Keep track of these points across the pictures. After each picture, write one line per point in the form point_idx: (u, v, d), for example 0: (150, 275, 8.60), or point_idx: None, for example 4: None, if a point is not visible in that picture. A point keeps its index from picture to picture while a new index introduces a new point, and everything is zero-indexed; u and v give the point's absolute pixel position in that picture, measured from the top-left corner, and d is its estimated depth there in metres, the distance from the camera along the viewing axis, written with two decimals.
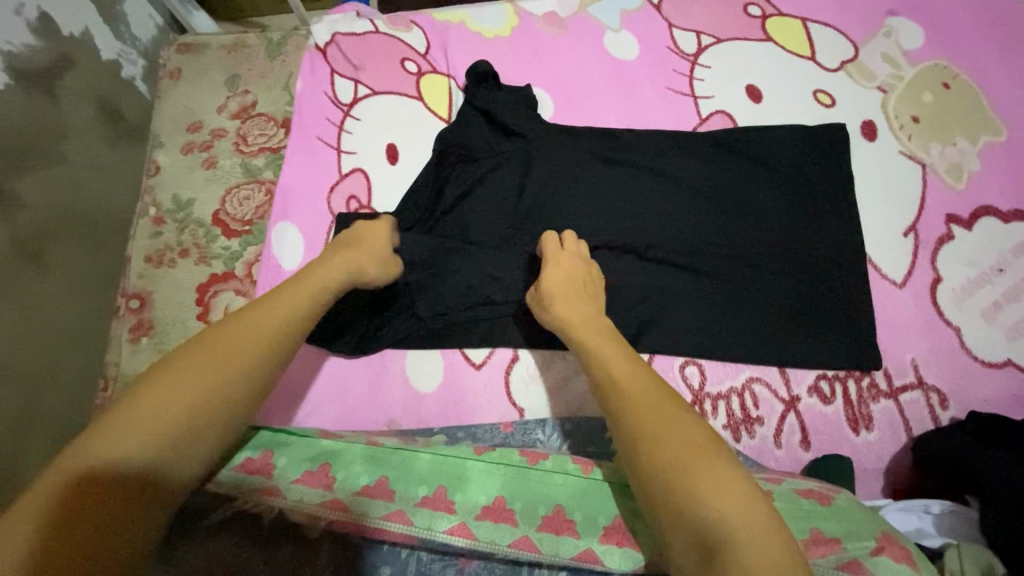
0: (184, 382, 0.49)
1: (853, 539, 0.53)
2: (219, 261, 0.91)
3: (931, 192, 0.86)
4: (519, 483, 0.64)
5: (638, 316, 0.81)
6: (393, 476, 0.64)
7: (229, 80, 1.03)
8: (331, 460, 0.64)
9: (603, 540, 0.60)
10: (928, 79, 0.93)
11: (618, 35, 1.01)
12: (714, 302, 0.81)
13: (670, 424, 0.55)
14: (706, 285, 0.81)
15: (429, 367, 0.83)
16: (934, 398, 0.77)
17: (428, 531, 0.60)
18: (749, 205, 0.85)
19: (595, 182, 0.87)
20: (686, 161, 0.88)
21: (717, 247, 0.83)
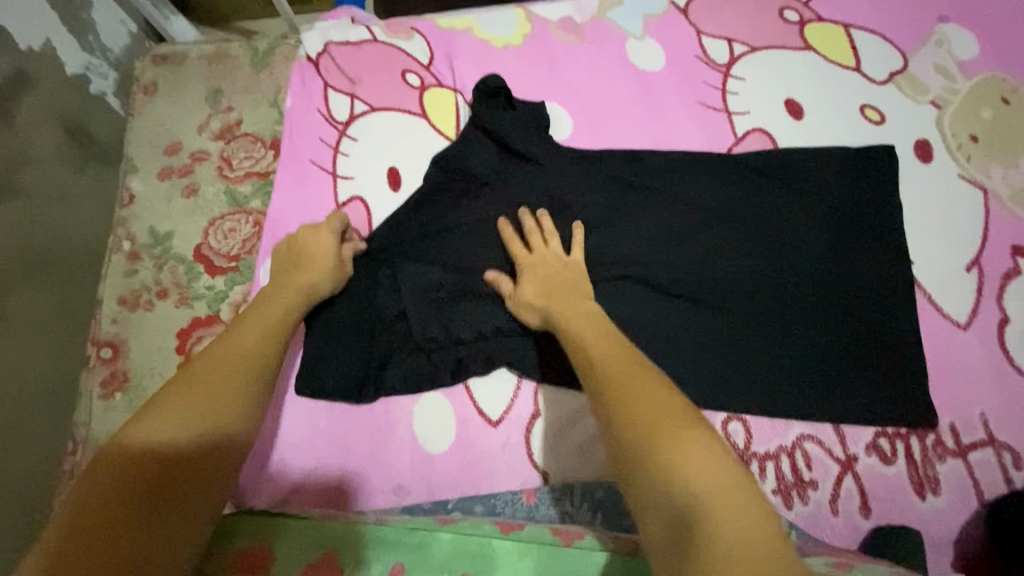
0: (187, 401, 0.49)
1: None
2: (202, 302, 0.81)
3: (994, 221, 0.78)
4: (555, 565, 0.55)
5: (670, 364, 0.73)
6: (409, 563, 0.55)
7: (211, 95, 0.93)
8: (338, 546, 0.56)
9: None
10: (985, 93, 0.84)
11: (641, 44, 0.92)
12: (754, 348, 0.73)
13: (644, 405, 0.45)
14: (743, 329, 0.74)
15: (439, 424, 0.74)
16: (1006, 456, 0.69)
17: None
18: (792, 239, 0.76)
19: (617, 212, 0.78)
20: (720, 186, 0.79)
21: (755, 284, 0.75)
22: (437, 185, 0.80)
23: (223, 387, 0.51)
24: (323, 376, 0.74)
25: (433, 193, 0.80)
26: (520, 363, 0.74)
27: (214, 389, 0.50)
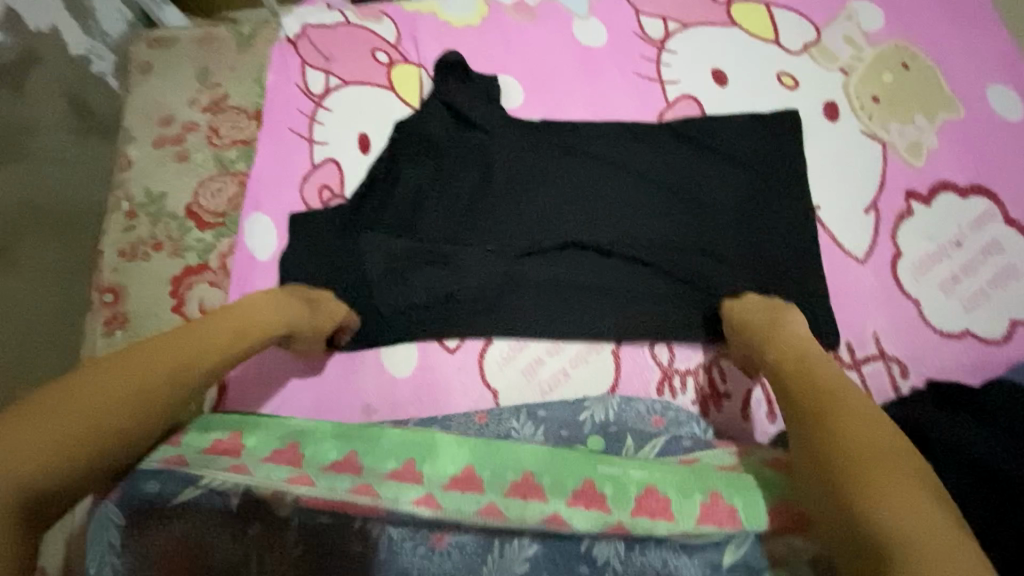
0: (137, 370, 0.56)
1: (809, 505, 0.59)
2: (193, 253, 0.91)
3: (891, 169, 0.88)
4: (488, 450, 0.63)
5: (604, 303, 0.84)
6: (362, 450, 0.64)
7: (200, 73, 1.03)
8: (302, 439, 0.65)
9: (570, 502, 0.60)
10: (888, 60, 0.95)
11: (586, 23, 1.02)
12: (673, 289, 0.83)
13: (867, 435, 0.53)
14: (663, 275, 0.84)
15: (404, 351, 0.85)
16: (894, 367, 0.79)
17: (396, 501, 0.59)
18: (708, 195, 0.87)
19: (555, 176, 0.89)
20: (646, 151, 0.90)
21: (675, 233, 0.86)
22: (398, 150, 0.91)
23: (173, 363, 0.58)
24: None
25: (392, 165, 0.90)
26: (473, 307, 0.84)
27: (167, 359, 0.58)
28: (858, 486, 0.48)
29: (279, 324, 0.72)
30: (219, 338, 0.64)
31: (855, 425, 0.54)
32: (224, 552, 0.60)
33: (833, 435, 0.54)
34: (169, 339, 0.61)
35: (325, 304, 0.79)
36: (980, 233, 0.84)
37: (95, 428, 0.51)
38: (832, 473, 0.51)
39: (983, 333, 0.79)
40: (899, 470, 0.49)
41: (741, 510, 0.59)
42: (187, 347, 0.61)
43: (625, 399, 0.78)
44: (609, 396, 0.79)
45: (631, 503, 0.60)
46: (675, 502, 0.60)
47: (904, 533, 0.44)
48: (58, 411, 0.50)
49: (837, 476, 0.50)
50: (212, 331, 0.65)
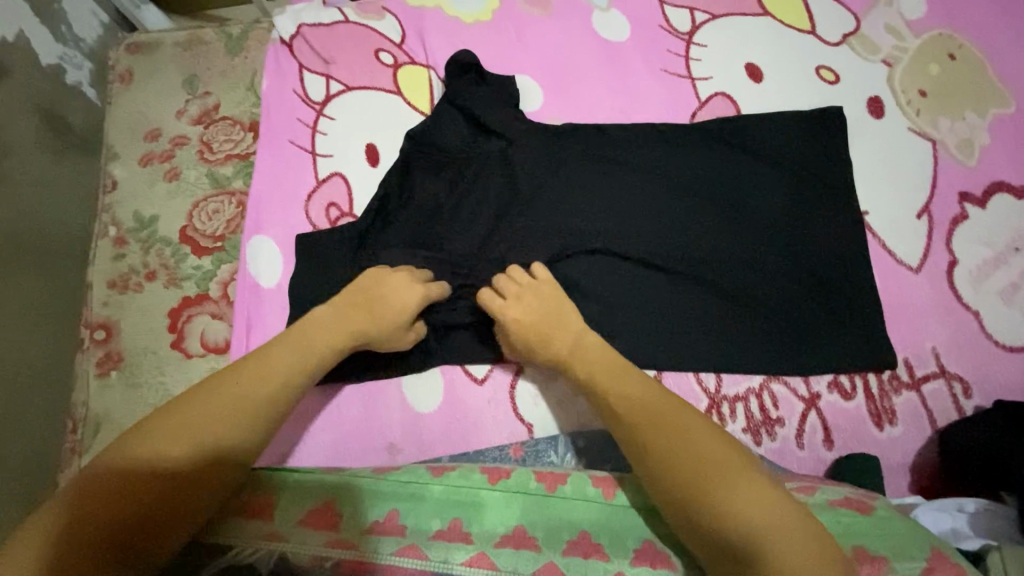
0: (186, 433, 0.51)
1: (902, 558, 0.50)
2: (191, 282, 0.84)
3: (942, 170, 0.82)
4: (540, 508, 0.58)
5: (644, 326, 0.77)
6: (403, 509, 0.58)
7: (187, 82, 0.94)
8: (337, 495, 0.58)
9: (635, 562, 0.54)
10: (933, 50, 0.88)
11: (606, 15, 0.95)
12: (715, 306, 0.77)
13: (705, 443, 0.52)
14: (704, 291, 0.78)
15: (428, 385, 0.78)
16: (956, 386, 0.74)
17: (445, 564, 0.54)
18: (748, 203, 0.81)
19: (586, 187, 0.82)
20: (682, 158, 0.83)
21: (716, 244, 0.79)
22: (408, 159, 0.83)
23: (265, 380, 0.57)
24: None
25: (406, 178, 0.83)
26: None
27: (210, 420, 0.53)
28: (699, 498, 0.49)
29: (344, 338, 0.65)
30: (311, 346, 0.62)
31: (683, 435, 0.53)
32: None
33: (665, 453, 0.52)
34: (231, 387, 0.55)
35: (395, 288, 0.69)
36: None
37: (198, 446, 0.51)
38: (696, 479, 0.50)
39: None
40: (732, 469, 0.50)
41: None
42: (277, 361, 0.59)
43: None
44: None
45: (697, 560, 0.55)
46: None
47: (761, 534, 0.46)
48: (165, 429, 0.51)
49: (694, 491, 0.49)
50: (303, 338, 0.63)
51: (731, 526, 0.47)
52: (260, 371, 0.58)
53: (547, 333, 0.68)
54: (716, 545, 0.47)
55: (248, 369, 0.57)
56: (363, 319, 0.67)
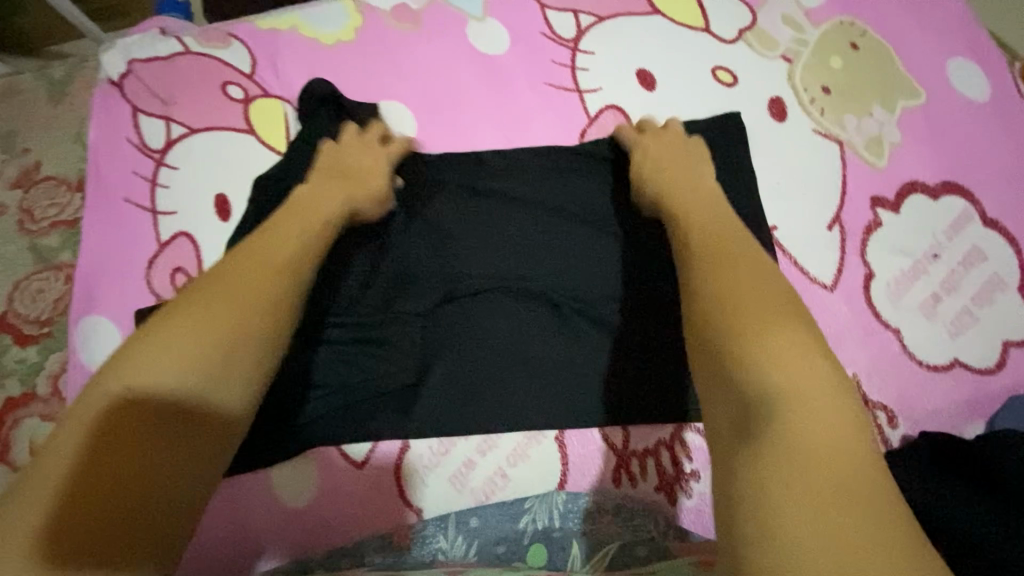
0: (196, 328, 0.47)
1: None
2: (13, 378, 0.71)
3: (851, 172, 0.75)
4: None
5: (559, 379, 0.69)
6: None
7: (4, 138, 0.81)
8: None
9: None
10: (835, 40, 0.81)
11: (482, 26, 0.85)
12: (631, 351, 0.69)
13: (758, 304, 0.45)
14: (619, 334, 0.70)
15: (300, 476, 0.67)
16: (881, 416, 0.67)
17: None
18: (649, 230, 0.73)
19: (471, 229, 0.73)
20: (573, 184, 0.75)
21: (624, 280, 0.71)
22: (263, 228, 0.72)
23: (262, 273, 0.53)
24: None
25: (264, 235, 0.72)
26: (384, 407, 0.68)
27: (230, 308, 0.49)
28: (736, 340, 0.42)
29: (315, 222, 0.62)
30: (272, 250, 0.56)
31: (736, 292, 0.47)
32: None
33: (710, 312, 0.46)
34: (218, 282, 0.51)
35: (350, 151, 0.71)
36: (957, 240, 0.72)
37: (207, 367, 0.46)
38: (724, 335, 0.43)
39: (973, 361, 0.68)
40: (786, 326, 0.43)
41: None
42: (239, 270, 0.53)
43: (573, 497, 0.65)
44: (554, 494, 0.66)
45: None
46: None
47: (781, 391, 0.38)
48: (153, 371, 0.44)
49: (717, 352, 0.43)
50: (265, 248, 0.56)
51: (757, 380, 0.39)
52: (226, 284, 0.51)
53: (678, 165, 0.68)
54: (731, 408, 0.39)
55: (215, 285, 0.51)
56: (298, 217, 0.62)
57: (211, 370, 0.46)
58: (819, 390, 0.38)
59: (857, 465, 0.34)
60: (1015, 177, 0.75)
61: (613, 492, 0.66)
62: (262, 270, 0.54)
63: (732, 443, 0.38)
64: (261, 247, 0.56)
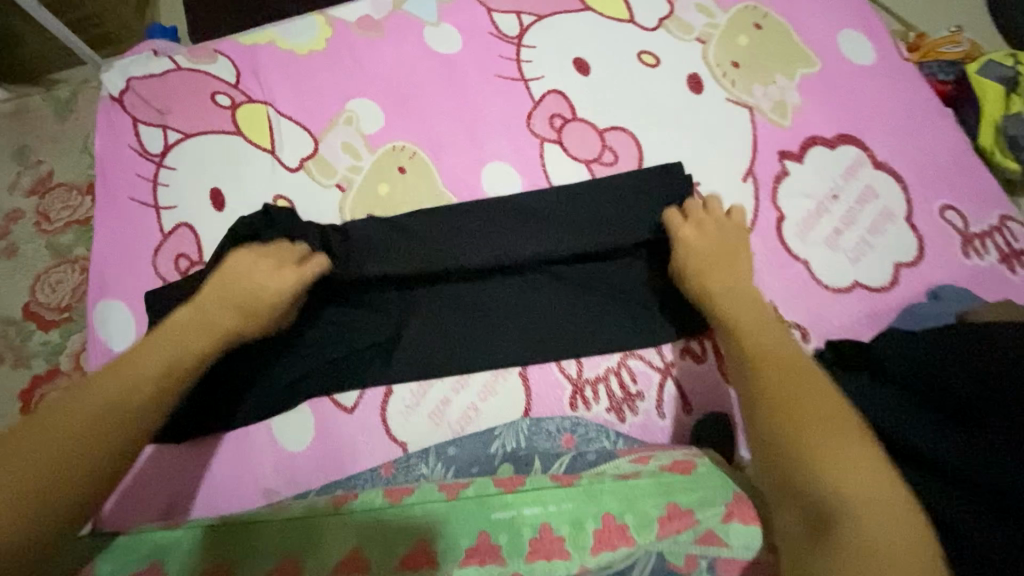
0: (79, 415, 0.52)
1: (705, 507, 0.57)
2: (40, 358, 0.81)
3: (762, 132, 0.87)
4: (377, 523, 0.58)
5: (510, 329, 0.79)
6: (237, 557, 0.56)
7: (17, 152, 0.91)
8: (162, 555, 0.57)
9: (463, 564, 0.55)
10: (742, 23, 0.94)
11: (438, 30, 0.97)
12: (576, 302, 0.79)
13: (816, 399, 0.53)
14: (564, 289, 0.79)
15: (298, 422, 0.77)
16: (795, 333, 0.78)
17: None
18: (591, 208, 0.81)
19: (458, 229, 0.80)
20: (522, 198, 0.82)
21: (565, 243, 0.78)
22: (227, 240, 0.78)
23: (150, 360, 0.59)
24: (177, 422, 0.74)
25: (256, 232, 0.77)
26: (371, 359, 0.78)
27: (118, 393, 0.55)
28: (797, 447, 0.51)
29: (234, 317, 0.67)
30: (179, 337, 0.62)
31: (799, 385, 0.55)
32: None
33: (773, 410, 0.54)
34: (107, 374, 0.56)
35: (267, 274, 0.70)
36: (853, 183, 0.84)
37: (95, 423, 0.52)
38: (799, 446, 0.51)
39: (872, 282, 0.80)
40: (845, 430, 0.51)
41: (633, 526, 0.57)
42: (153, 349, 0.60)
43: (536, 421, 0.75)
44: (520, 420, 0.75)
45: (526, 548, 0.56)
46: (571, 539, 0.57)
47: (853, 503, 0.46)
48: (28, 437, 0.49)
49: (785, 451, 0.51)
50: (178, 332, 0.63)
51: (815, 486, 0.48)
52: (151, 353, 0.60)
53: (721, 263, 0.72)
54: (801, 511, 0.48)
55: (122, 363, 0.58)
56: (243, 306, 0.68)
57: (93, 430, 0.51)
58: (876, 491, 0.47)
59: (901, 545, 0.44)
60: (900, 127, 0.88)
61: (571, 415, 0.76)
62: (171, 350, 0.61)
63: (801, 536, 0.47)
64: (152, 345, 0.60)
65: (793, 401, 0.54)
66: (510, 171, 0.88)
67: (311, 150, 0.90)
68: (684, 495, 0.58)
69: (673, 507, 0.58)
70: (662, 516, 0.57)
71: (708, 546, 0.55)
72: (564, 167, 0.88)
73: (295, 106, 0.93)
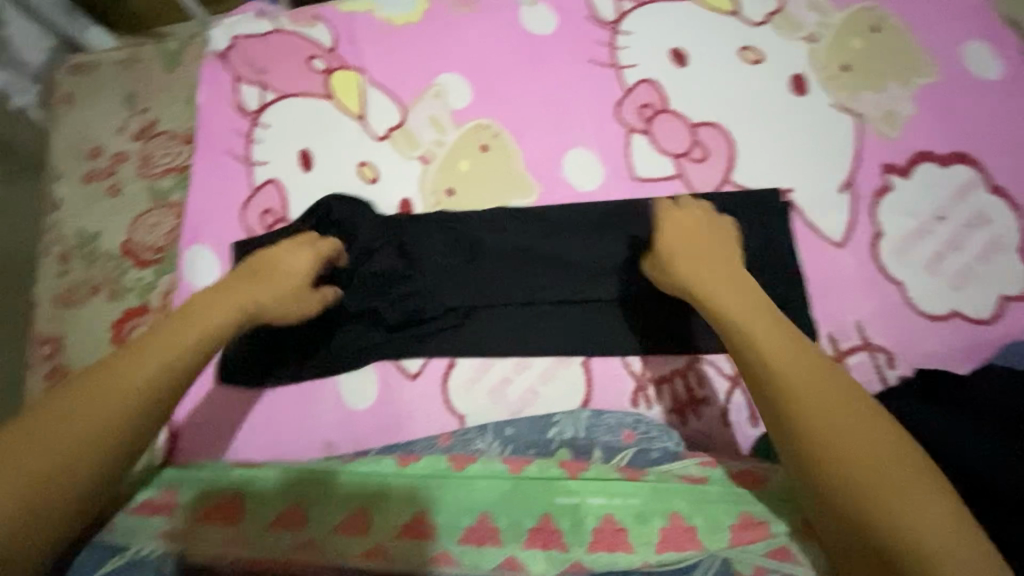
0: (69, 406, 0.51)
1: (780, 522, 0.54)
2: (132, 294, 0.85)
3: (867, 142, 0.83)
4: (443, 489, 0.57)
5: (582, 329, 0.78)
6: (309, 502, 0.58)
7: (128, 99, 0.96)
8: (243, 489, 0.59)
9: (526, 545, 0.54)
10: (856, 24, 0.88)
11: (533, 9, 0.95)
12: (649, 307, 0.77)
13: (840, 412, 0.49)
14: (640, 296, 0.77)
15: (363, 382, 0.79)
16: (880, 357, 0.74)
17: (340, 558, 0.55)
18: None
19: (536, 235, 0.82)
20: (600, 209, 0.83)
21: (648, 259, 0.79)
22: (313, 218, 0.84)
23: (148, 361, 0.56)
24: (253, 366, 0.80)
25: (331, 221, 0.83)
26: (434, 333, 0.80)
27: (116, 387, 0.53)
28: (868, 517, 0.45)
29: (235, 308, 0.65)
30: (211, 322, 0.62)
31: (810, 391, 0.50)
32: None
33: (826, 455, 0.48)
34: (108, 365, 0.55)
35: (287, 254, 0.73)
36: (962, 205, 0.79)
37: (84, 428, 0.51)
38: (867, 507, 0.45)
39: (971, 313, 0.75)
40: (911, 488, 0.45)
41: (703, 529, 0.54)
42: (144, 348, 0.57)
43: (596, 413, 0.74)
44: (580, 410, 0.75)
45: (589, 538, 0.55)
46: (634, 531, 0.54)
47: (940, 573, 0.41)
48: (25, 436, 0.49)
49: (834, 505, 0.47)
50: (183, 326, 0.60)
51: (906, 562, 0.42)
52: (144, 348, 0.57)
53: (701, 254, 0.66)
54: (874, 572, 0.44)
55: (142, 350, 0.57)
56: (254, 287, 0.68)
57: (75, 444, 0.50)
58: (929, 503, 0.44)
59: None
60: None
61: (632, 411, 0.75)
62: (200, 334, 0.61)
63: None
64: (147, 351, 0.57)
65: (811, 409, 0.49)
66: (592, 159, 0.87)
67: (398, 120, 0.92)
68: (757, 504, 0.55)
69: (745, 516, 0.54)
70: (733, 524, 0.54)
71: (783, 562, 0.52)
72: (649, 160, 0.85)
73: (387, 76, 0.94)
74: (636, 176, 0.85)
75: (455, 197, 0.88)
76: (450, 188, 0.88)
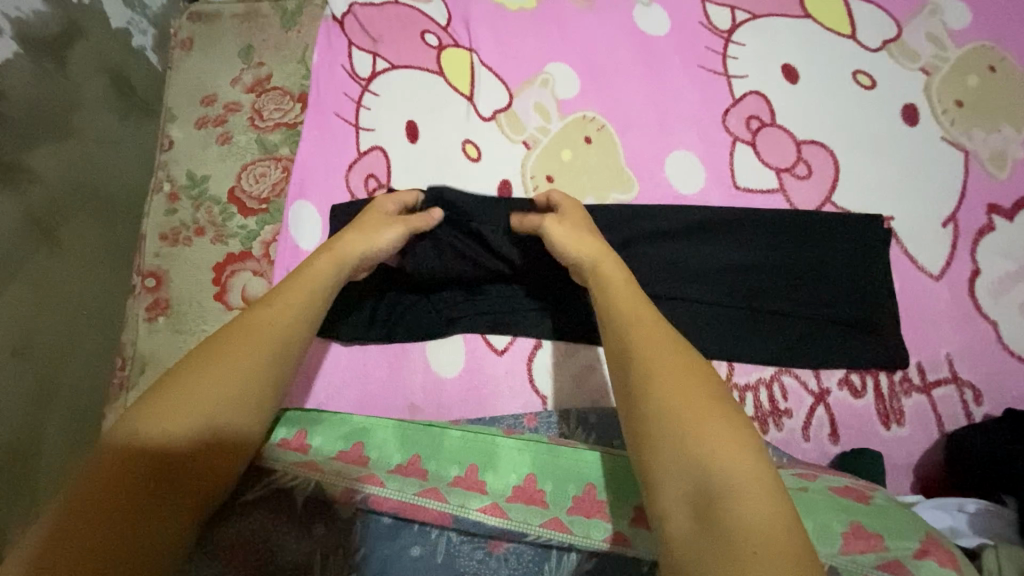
0: (205, 372, 0.50)
1: (896, 537, 0.52)
2: (236, 240, 0.89)
3: (973, 179, 0.84)
4: (549, 460, 0.62)
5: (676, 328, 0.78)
6: (425, 455, 0.63)
7: (243, 51, 0.99)
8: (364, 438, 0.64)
9: (634, 523, 0.56)
10: (973, 62, 0.89)
11: (648, 10, 0.96)
12: (741, 317, 0.78)
13: (690, 394, 0.47)
14: (736, 304, 0.78)
15: (450, 352, 0.81)
16: (967, 393, 0.76)
17: (462, 508, 0.59)
18: (782, 240, 0.81)
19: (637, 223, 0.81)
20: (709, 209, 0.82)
21: (755, 266, 0.79)
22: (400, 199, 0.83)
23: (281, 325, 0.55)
24: (342, 318, 0.80)
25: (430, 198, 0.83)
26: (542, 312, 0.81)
27: (241, 349, 0.52)
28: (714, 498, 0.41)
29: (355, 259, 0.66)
30: (268, 333, 0.54)
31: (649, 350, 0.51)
32: (286, 554, 0.58)
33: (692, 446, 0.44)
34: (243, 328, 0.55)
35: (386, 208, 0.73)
36: None
37: (210, 396, 0.49)
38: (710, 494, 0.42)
39: None
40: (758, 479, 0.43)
41: (813, 531, 0.52)
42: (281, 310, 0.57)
43: None
44: None
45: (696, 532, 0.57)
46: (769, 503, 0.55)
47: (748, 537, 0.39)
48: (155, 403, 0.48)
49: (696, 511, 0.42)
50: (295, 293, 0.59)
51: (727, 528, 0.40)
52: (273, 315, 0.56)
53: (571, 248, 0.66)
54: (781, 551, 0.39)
55: (222, 348, 0.52)
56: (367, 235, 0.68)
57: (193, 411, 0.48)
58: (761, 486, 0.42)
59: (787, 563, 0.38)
60: None
61: None
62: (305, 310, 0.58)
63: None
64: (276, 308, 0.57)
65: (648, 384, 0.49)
66: (694, 163, 0.88)
67: (505, 104, 0.93)
68: (867, 517, 0.54)
69: (858, 526, 0.54)
70: (846, 531, 0.53)
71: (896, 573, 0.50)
72: (754, 171, 0.86)
73: (497, 59, 0.95)
74: (737, 184, 0.86)
75: (554, 184, 0.89)
76: (551, 175, 0.90)
